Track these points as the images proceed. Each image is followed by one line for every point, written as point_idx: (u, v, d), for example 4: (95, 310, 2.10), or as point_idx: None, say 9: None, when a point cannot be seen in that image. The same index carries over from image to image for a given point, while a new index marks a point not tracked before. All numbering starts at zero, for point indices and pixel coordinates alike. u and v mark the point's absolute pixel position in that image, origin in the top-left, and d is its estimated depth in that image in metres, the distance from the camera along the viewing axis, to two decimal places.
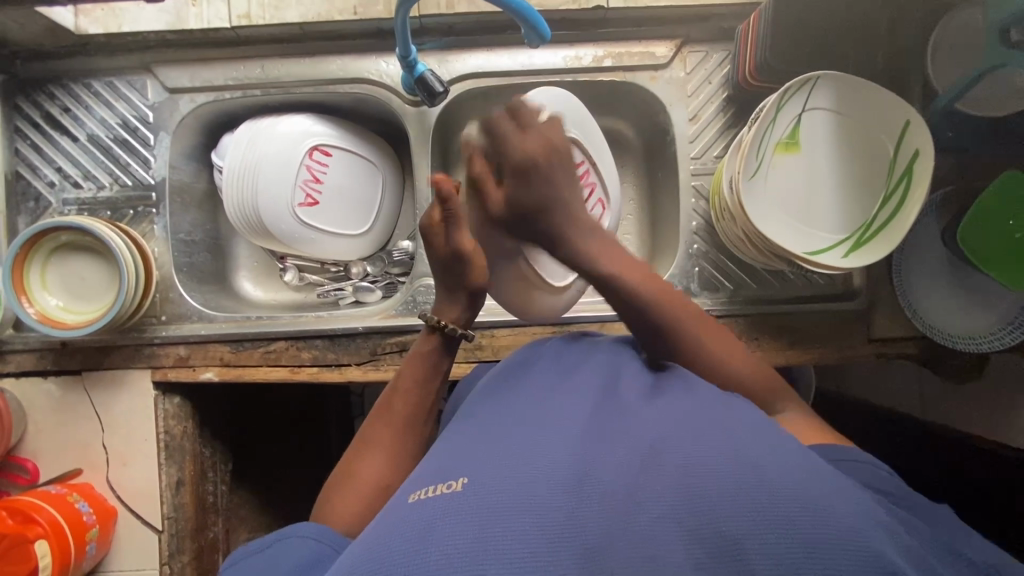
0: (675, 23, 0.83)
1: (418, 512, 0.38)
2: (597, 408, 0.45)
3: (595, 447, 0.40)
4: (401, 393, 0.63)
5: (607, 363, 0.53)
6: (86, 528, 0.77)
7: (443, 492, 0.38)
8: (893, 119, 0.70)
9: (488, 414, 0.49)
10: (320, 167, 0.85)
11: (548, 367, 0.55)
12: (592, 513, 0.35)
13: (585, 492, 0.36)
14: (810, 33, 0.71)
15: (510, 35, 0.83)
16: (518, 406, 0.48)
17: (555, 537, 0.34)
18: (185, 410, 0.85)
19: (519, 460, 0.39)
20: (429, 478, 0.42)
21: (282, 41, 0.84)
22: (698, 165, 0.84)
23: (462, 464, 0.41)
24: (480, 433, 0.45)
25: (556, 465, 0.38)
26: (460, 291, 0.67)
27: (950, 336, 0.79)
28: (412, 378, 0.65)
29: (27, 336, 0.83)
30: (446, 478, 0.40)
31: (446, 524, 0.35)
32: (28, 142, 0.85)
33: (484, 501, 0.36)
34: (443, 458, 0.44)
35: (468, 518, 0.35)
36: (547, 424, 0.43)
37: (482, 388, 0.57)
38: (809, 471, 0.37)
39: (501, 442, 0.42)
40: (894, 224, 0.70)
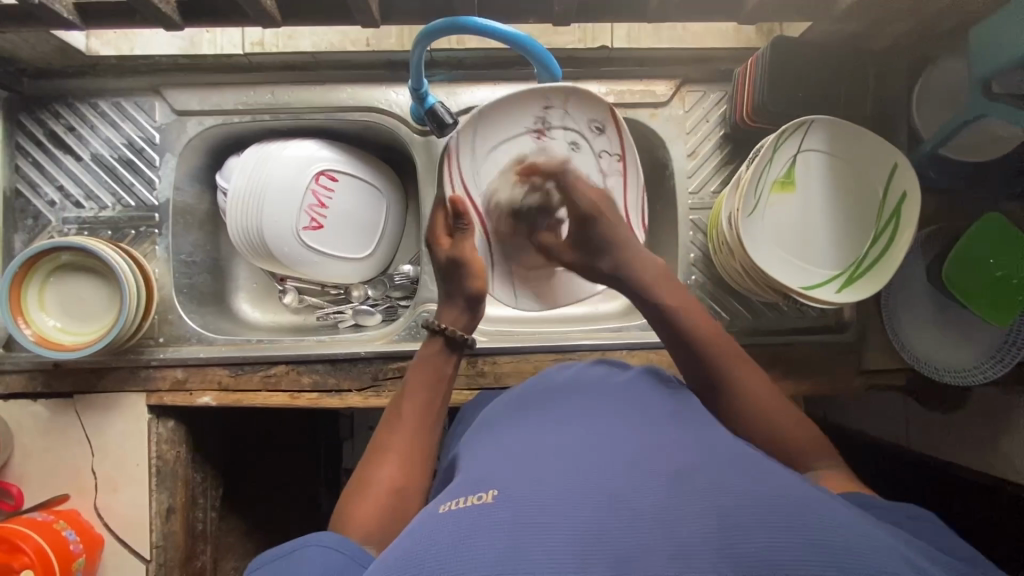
0: (675, 64, 0.87)
1: (448, 521, 0.39)
2: (619, 438, 0.46)
3: (618, 475, 0.41)
4: (418, 397, 0.65)
5: (628, 401, 0.55)
6: (72, 558, 0.74)
7: (474, 503, 0.40)
8: (882, 162, 0.74)
9: (509, 439, 0.50)
10: (326, 191, 0.86)
11: (570, 401, 0.56)
12: (621, 532, 0.35)
13: (613, 514, 0.37)
14: (803, 79, 0.75)
15: (517, 70, 0.85)
16: (537, 434, 0.49)
17: (584, 552, 0.34)
18: (179, 434, 0.84)
19: (545, 482, 0.40)
20: (459, 491, 0.43)
21: (293, 69, 0.85)
22: (696, 200, 0.87)
23: (492, 479, 0.42)
24: (507, 453, 0.46)
25: (582, 490, 0.39)
26: (457, 296, 0.73)
27: (935, 368, 0.82)
28: (420, 382, 0.67)
29: (18, 357, 0.81)
30: (477, 490, 0.41)
31: (480, 532, 0.36)
32: (30, 159, 0.84)
33: (515, 512, 0.37)
34: (468, 477, 0.45)
35: (500, 530, 0.36)
36: (569, 451, 0.45)
37: (502, 415, 0.58)
38: (824, 503, 0.38)
39: (530, 463, 0.43)
40: (885, 261, 0.73)
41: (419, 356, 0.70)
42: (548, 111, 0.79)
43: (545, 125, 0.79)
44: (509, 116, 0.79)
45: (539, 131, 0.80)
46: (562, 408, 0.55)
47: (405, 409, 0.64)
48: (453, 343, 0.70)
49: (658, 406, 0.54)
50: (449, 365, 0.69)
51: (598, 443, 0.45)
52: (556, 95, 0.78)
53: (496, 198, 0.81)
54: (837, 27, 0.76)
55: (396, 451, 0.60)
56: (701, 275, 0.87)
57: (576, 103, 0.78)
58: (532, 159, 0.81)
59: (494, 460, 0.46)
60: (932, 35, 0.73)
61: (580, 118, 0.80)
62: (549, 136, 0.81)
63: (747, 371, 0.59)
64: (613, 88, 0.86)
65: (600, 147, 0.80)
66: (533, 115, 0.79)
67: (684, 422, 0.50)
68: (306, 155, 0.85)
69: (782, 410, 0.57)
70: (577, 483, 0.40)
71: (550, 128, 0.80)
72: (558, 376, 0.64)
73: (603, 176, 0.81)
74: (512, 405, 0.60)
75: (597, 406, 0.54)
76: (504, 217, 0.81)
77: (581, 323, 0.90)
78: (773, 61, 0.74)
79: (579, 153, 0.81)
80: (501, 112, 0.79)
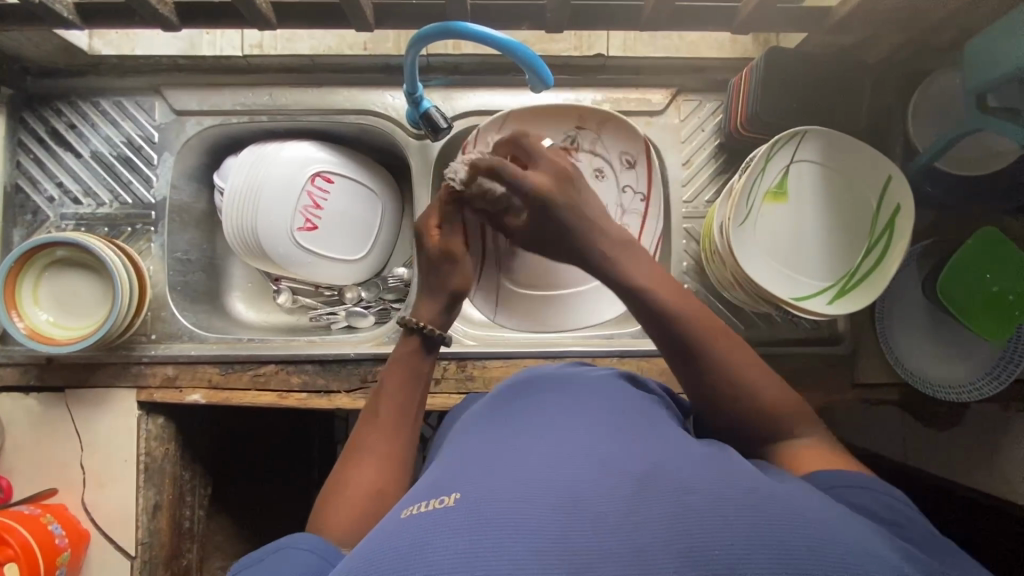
0: (671, 73, 0.87)
1: (412, 524, 0.38)
2: (591, 439, 0.46)
3: (583, 476, 0.40)
4: (399, 401, 0.62)
5: (609, 403, 0.54)
6: (58, 551, 0.75)
7: (437, 507, 0.39)
8: (876, 174, 0.73)
9: (484, 437, 0.50)
10: (321, 192, 0.86)
11: (552, 399, 0.56)
12: (586, 537, 0.35)
13: (581, 514, 0.37)
14: (795, 90, 0.75)
15: (513, 77, 0.86)
16: (511, 434, 0.49)
17: (548, 554, 0.34)
18: (168, 431, 0.84)
19: (512, 483, 0.40)
20: (424, 494, 0.43)
21: (291, 71, 0.86)
22: (690, 209, 0.87)
23: (456, 482, 0.42)
24: (476, 455, 0.46)
25: (548, 491, 0.39)
26: (442, 290, 0.67)
27: (930, 384, 0.81)
28: (396, 382, 0.64)
29: (12, 349, 0.82)
30: (441, 494, 0.41)
31: (441, 539, 0.36)
32: (30, 155, 0.85)
33: (479, 514, 0.37)
34: (436, 479, 0.45)
35: (461, 534, 0.36)
36: (537, 452, 0.44)
37: (479, 413, 0.58)
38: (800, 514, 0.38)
39: (496, 466, 0.43)
40: (877, 274, 0.72)
41: (394, 354, 0.66)
42: (567, 136, 0.73)
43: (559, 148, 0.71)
44: (532, 133, 0.74)
45: (556, 151, 0.71)
46: (536, 407, 0.54)
47: (381, 414, 0.62)
48: (429, 342, 0.66)
49: (634, 407, 0.54)
50: (426, 365, 0.66)
51: (568, 444, 0.45)
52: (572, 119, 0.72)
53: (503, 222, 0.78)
54: (833, 39, 0.76)
55: (369, 457, 0.59)
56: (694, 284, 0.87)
57: (608, 133, 0.81)
58: (552, 173, 0.80)
59: (460, 462, 0.46)
60: (928, 47, 0.73)
61: (609, 147, 0.83)
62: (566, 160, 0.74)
63: (749, 365, 0.54)
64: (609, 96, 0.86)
65: (625, 181, 0.82)
66: (548, 138, 0.74)
67: (660, 429, 0.49)
68: (302, 157, 0.85)
69: (764, 376, 0.55)
70: (540, 486, 0.39)
71: (578, 149, 0.82)
72: (539, 374, 0.64)
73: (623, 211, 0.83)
74: (489, 404, 0.59)
75: (575, 404, 0.54)
76: (502, 235, 0.79)
77: (573, 330, 0.91)
78: (767, 70, 0.74)
79: (604, 180, 0.83)
80: (522, 130, 0.74)
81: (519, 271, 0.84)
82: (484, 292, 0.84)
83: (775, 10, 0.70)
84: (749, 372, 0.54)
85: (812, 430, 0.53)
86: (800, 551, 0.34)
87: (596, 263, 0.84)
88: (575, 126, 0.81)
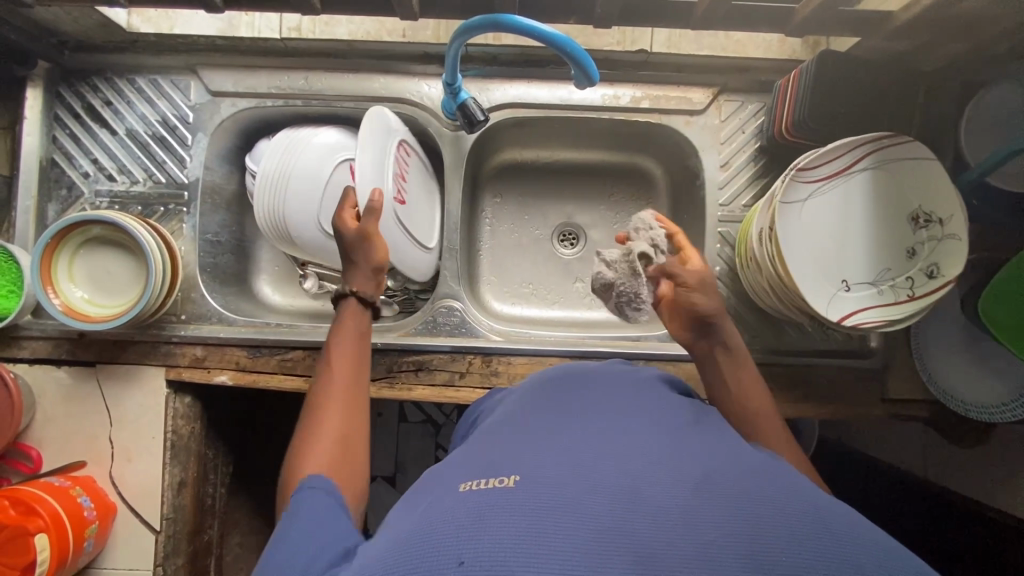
0: (715, 71, 0.85)
1: (469, 501, 0.39)
2: (642, 431, 0.46)
3: (639, 466, 0.40)
4: (352, 364, 0.63)
5: (650, 400, 0.54)
6: (86, 524, 0.76)
7: (495, 486, 0.40)
8: (935, 180, 0.70)
9: (531, 424, 0.50)
10: (405, 167, 0.80)
11: (592, 392, 0.56)
12: (642, 526, 0.35)
13: (632, 503, 0.37)
14: (846, 97, 0.73)
15: (552, 69, 0.84)
16: (558, 423, 0.49)
17: (605, 542, 0.34)
18: (194, 410, 0.85)
19: (568, 474, 0.40)
20: (480, 471, 0.44)
21: (328, 56, 0.85)
22: (725, 212, 0.86)
23: (511, 464, 0.43)
24: (528, 441, 0.47)
25: (605, 481, 0.39)
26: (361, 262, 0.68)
27: (963, 404, 0.79)
28: (343, 349, 0.64)
29: (45, 323, 0.83)
30: (499, 473, 0.42)
31: (499, 516, 0.37)
32: (66, 131, 0.85)
33: (535, 497, 0.38)
34: (485, 459, 0.46)
35: (522, 515, 0.37)
36: (592, 441, 0.44)
37: (523, 399, 0.59)
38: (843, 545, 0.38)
39: (549, 455, 0.43)
40: (923, 296, 0.69)
41: (339, 318, 0.67)
42: (878, 143, 0.71)
43: (861, 158, 0.72)
44: (904, 158, 0.71)
45: (850, 162, 0.72)
46: (579, 399, 0.54)
47: (337, 384, 0.61)
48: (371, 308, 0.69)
49: (678, 404, 0.54)
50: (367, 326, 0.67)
51: (622, 436, 0.45)
52: (892, 139, 0.71)
53: (831, 234, 0.73)
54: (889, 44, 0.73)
55: (314, 450, 0.55)
56: (727, 289, 0.86)
57: (905, 160, 0.71)
58: (867, 202, 0.73)
59: (513, 445, 0.46)
60: (987, 57, 0.70)
61: (885, 170, 0.72)
62: (853, 172, 0.73)
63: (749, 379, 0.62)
64: (649, 94, 0.84)
65: (931, 207, 0.70)
66: (864, 142, 0.71)
67: (706, 428, 0.49)
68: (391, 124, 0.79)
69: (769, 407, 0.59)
70: (595, 477, 0.40)
71: (856, 165, 0.72)
72: (578, 368, 0.64)
73: (920, 249, 0.71)
74: (532, 393, 0.60)
75: (620, 400, 0.53)
76: (820, 246, 0.73)
77: (598, 330, 0.91)
78: (820, 73, 0.71)
79: (927, 227, 0.71)
80: (908, 150, 0.71)
81: (816, 251, 0.73)
82: (798, 257, 0.71)
83: (830, 13, 0.67)
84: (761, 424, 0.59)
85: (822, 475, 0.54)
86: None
87: (829, 296, 0.72)
88: (879, 136, 0.71)
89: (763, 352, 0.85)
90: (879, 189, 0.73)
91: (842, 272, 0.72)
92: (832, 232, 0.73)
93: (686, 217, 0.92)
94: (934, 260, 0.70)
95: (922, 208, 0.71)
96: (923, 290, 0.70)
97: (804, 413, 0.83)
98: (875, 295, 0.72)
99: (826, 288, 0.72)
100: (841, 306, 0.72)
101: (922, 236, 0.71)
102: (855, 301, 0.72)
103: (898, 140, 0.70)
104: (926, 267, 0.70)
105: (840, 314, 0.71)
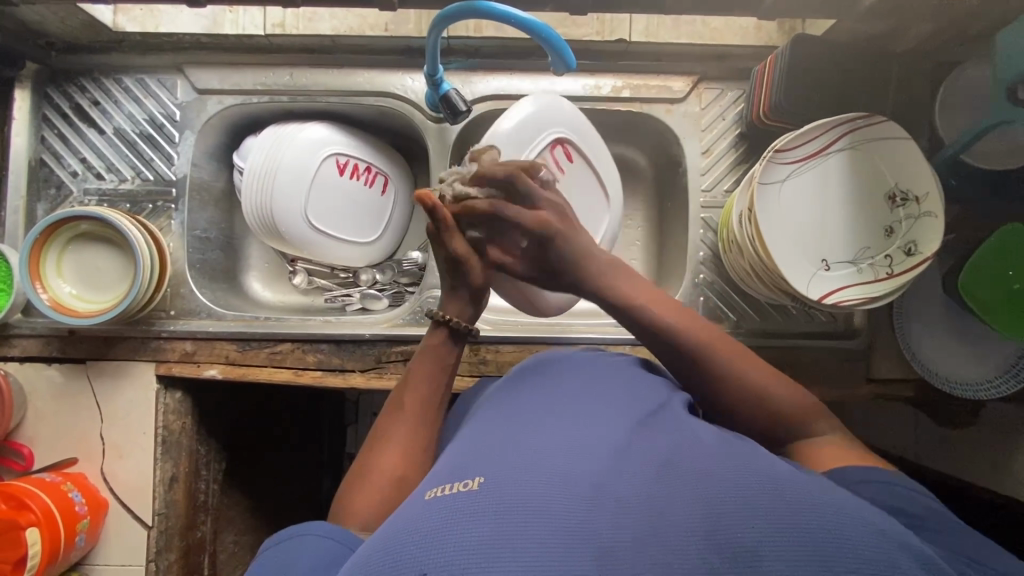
0: (694, 59, 0.86)
1: (436, 508, 0.39)
2: (608, 428, 0.47)
3: (601, 466, 0.41)
4: (426, 396, 0.62)
5: (622, 390, 0.55)
6: (78, 519, 0.76)
7: (460, 490, 0.40)
8: (910, 166, 0.71)
9: (508, 420, 0.51)
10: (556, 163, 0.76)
11: (567, 386, 0.57)
12: (607, 523, 0.36)
13: (596, 501, 0.38)
14: (821, 79, 0.74)
15: (533, 61, 0.85)
16: (531, 419, 0.50)
17: (571, 538, 0.35)
18: (185, 406, 0.86)
19: (536, 472, 0.41)
20: (448, 476, 0.44)
21: (312, 52, 0.86)
22: (708, 198, 0.87)
23: (477, 466, 0.43)
24: (498, 440, 0.47)
25: (567, 482, 0.40)
26: (462, 289, 0.64)
27: (944, 379, 0.80)
28: (419, 374, 0.62)
29: (35, 321, 0.83)
30: (464, 477, 0.42)
31: (463, 521, 0.37)
32: (55, 131, 0.86)
33: (501, 498, 0.38)
34: (455, 463, 0.46)
35: (485, 518, 0.37)
36: (560, 440, 0.45)
37: (502, 393, 0.60)
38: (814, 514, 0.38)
39: (520, 453, 0.44)
40: (901, 273, 0.70)
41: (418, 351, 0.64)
42: (852, 123, 0.72)
43: (836, 137, 0.73)
44: (880, 140, 0.72)
45: (825, 143, 0.73)
46: (553, 393, 0.55)
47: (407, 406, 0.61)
48: (457, 335, 0.64)
49: (652, 391, 0.55)
50: (454, 357, 0.64)
51: (592, 433, 0.46)
52: (864, 121, 0.72)
53: (810, 215, 0.74)
54: (861, 27, 0.75)
55: (375, 472, 0.56)
56: (710, 274, 0.87)
57: (880, 141, 0.72)
58: (843, 182, 0.74)
59: (485, 446, 0.47)
60: (958, 37, 0.71)
61: (861, 151, 0.73)
62: (829, 152, 0.74)
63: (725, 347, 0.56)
64: (629, 83, 0.85)
65: (906, 186, 0.72)
66: (839, 122, 0.72)
67: (678, 414, 0.50)
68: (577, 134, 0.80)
69: (760, 367, 0.55)
70: (562, 476, 0.40)
71: (832, 144, 0.73)
72: (554, 356, 0.66)
73: (897, 228, 0.72)
74: (507, 388, 0.61)
75: (589, 393, 0.54)
76: (798, 226, 0.74)
77: (586, 317, 0.91)
78: (793, 57, 0.72)
79: (905, 205, 0.72)
80: (882, 132, 0.72)
81: (794, 230, 0.74)
82: (775, 235, 0.73)
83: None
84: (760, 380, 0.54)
85: (824, 424, 0.53)
86: (821, 537, 0.34)
87: (809, 273, 0.73)
88: (853, 116, 0.72)
89: (749, 336, 0.85)
90: (856, 170, 0.74)
91: (821, 249, 0.74)
92: (810, 211, 0.74)
93: (671, 204, 0.93)
94: (912, 238, 0.71)
95: (898, 187, 0.72)
96: (901, 267, 0.70)
97: None
98: (856, 276, 0.72)
99: (805, 265, 0.73)
100: (823, 284, 0.73)
101: (899, 214, 0.72)
102: (835, 278, 0.73)
103: (871, 119, 0.72)
104: (905, 244, 0.71)
105: (820, 291, 0.72)
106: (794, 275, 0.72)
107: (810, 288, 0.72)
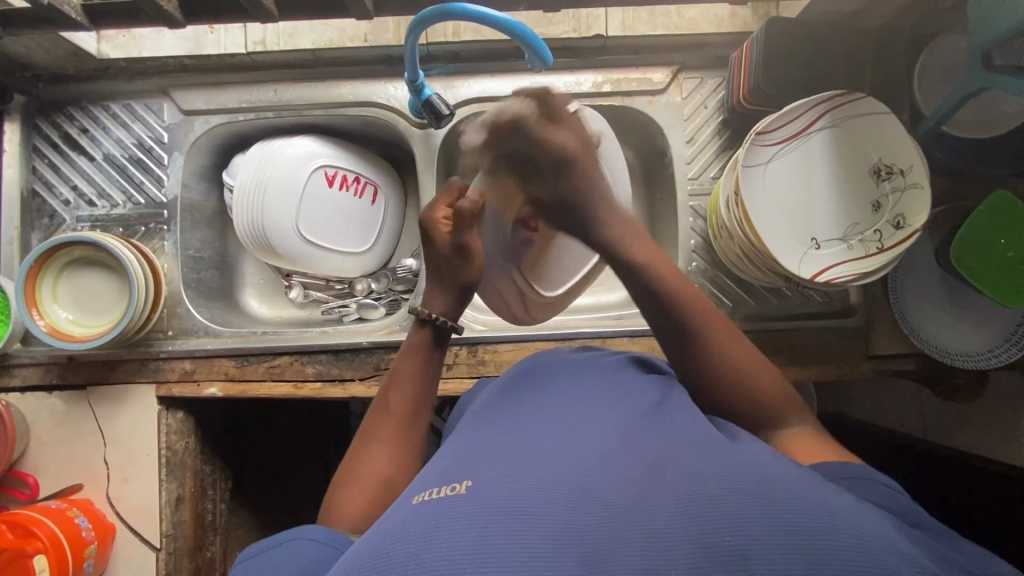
0: (672, 50, 0.87)
1: (426, 511, 0.39)
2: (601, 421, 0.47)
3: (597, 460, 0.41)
4: (412, 396, 0.63)
5: (614, 388, 0.55)
6: (84, 545, 0.76)
7: (448, 494, 0.40)
8: (890, 143, 0.72)
9: (501, 422, 0.51)
10: (557, 191, 0.66)
11: (562, 385, 0.57)
12: (594, 518, 0.37)
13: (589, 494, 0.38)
14: (798, 61, 0.75)
15: (514, 62, 0.86)
16: (527, 420, 0.50)
17: (567, 537, 0.35)
18: (188, 426, 0.86)
19: (527, 472, 0.41)
20: (435, 482, 0.44)
21: (294, 67, 0.87)
22: (696, 186, 0.87)
23: (467, 469, 0.43)
24: (493, 441, 0.47)
25: (560, 482, 0.40)
26: (450, 282, 0.70)
27: (944, 351, 0.79)
28: (403, 373, 0.64)
29: (34, 350, 0.84)
30: (450, 482, 0.42)
31: (452, 526, 0.37)
32: (45, 160, 0.87)
33: (494, 499, 0.38)
34: (447, 465, 0.46)
35: (474, 520, 0.37)
36: (555, 438, 0.45)
37: (492, 396, 0.60)
38: (807, 488, 0.38)
39: (516, 456, 0.43)
40: (892, 248, 0.70)
41: (402, 348, 0.66)
42: (830, 105, 0.73)
43: (815, 119, 0.73)
44: (861, 121, 0.73)
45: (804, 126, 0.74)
46: (544, 396, 0.55)
47: (391, 405, 0.62)
48: (437, 334, 0.66)
49: (644, 391, 0.55)
50: (433, 355, 0.66)
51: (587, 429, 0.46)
52: (843, 102, 0.73)
53: (793, 196, 0.75)
54: (835, 6, 0.75)
55: (366, 472, 0.56)
56: (703, 262, 0.87)
57: (862, 122, 0.73)
58: (824, 162, 0.75)
59: (479, 449, 0.46)
60: (930, 12, 0.72)
61: (843, 132, 0.74)
62: (809, 134, 0.74)
63: (722, 334, 0.57)
64: (609, 77, 0.87)
65: (889, 164, 0.72)
66: (818, 103, 0.73)
67: (670, 411, 0.50)
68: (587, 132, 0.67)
69: (754, 364, 0.56)
70: (552, 474, 0.40)
71: (810, 126, 0.74)
72: (546, 360, 0.66)
73: (884, 205, 0.72)
74: (495, 392, 0.61)
75: (583, 392, 0.54)
76: (783, 207, 0.74)
77: (582, 313, 0.92)
78: (768, 39, 0.73)
79: (889, 182, 0.72)
80: (863, 113, 0.73)
81: (778, 210, 0.74)
82: (762, 219, 0.73)
83: None
84: (744, 363, 0.56)
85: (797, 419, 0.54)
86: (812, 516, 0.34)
87: (798, 252, 0.73)
88: (832, 96, 0.72)
89: (745, 321, 0.86)
90: (837, 150, 0.74)
91: (807, 228, 0.74)
92: (793, 193, 0.75)
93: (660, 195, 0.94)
94: (900, 212, 0.71)
95: (881, 166, 0.73)
96: (892, 242, 0.70)
97: (791, 377, 0.84)
98: (846, 254, 0.72)
99: (792, 243, 0.73)
100: (812, 263, 0.73)
101: (884, 190, 0.72)
102: (825, 256, 0.73)
103: (850, 98, 0.72)
104: (893, 219, 0.71)
105: (809, 270, 0.72)
106: (784, 256, 0.72)
107: (799, 266, 0.72)
